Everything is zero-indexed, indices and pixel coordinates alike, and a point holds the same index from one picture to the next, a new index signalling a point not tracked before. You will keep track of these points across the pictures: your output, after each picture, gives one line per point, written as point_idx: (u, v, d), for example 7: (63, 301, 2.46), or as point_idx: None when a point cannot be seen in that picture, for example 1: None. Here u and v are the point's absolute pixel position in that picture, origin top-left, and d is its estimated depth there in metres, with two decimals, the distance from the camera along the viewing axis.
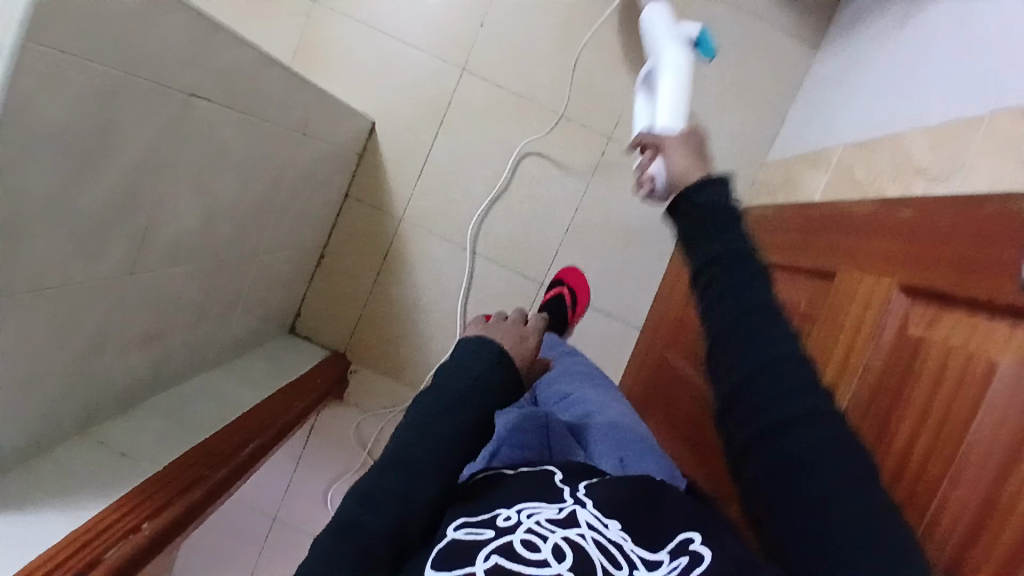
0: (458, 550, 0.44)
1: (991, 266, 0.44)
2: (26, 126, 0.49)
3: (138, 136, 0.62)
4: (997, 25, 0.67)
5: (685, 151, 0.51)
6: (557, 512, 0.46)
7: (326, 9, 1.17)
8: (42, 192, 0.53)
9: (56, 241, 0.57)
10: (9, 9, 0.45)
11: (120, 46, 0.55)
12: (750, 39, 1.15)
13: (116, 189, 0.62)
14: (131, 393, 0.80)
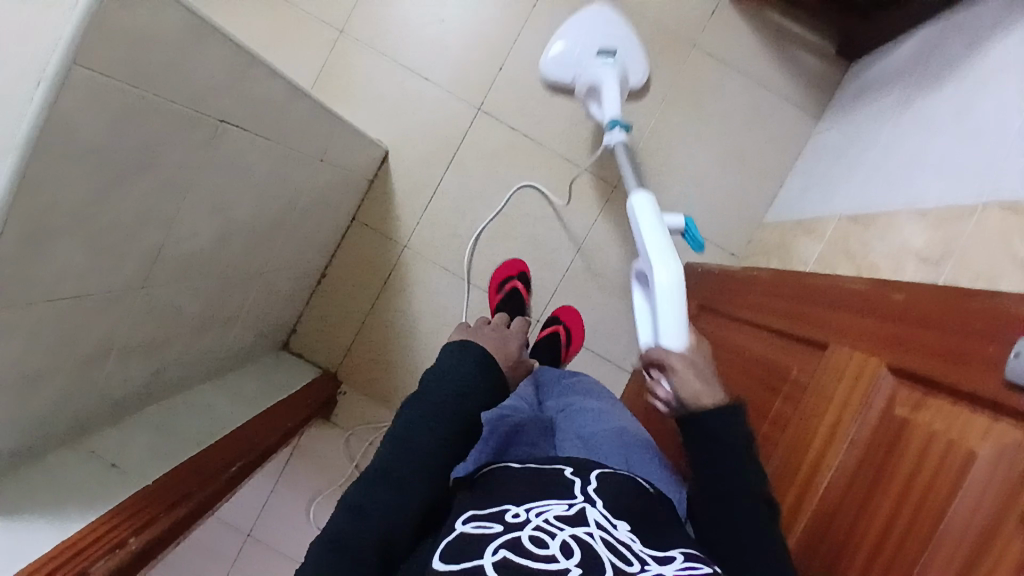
0: (471, 540, 0.51)
1: (976, 358, 0.47)
2: (65, 138, 0.51)
3: (166, 156, 0.64)
4: (995, 121, 0.72)
5: (687, 371, 0.64)
6: (566, 511, 0.55)
7: (352, 41, 1.21)
8: (72, 202, 0.55)
9: (77, 249, 0.59)
10: (59, 32, 0.47)
11: (160, 72, 0.58)
12: (757, 105, 1.19)
13: (140, 205, 0.64)
14: (126, 401, 0.80)
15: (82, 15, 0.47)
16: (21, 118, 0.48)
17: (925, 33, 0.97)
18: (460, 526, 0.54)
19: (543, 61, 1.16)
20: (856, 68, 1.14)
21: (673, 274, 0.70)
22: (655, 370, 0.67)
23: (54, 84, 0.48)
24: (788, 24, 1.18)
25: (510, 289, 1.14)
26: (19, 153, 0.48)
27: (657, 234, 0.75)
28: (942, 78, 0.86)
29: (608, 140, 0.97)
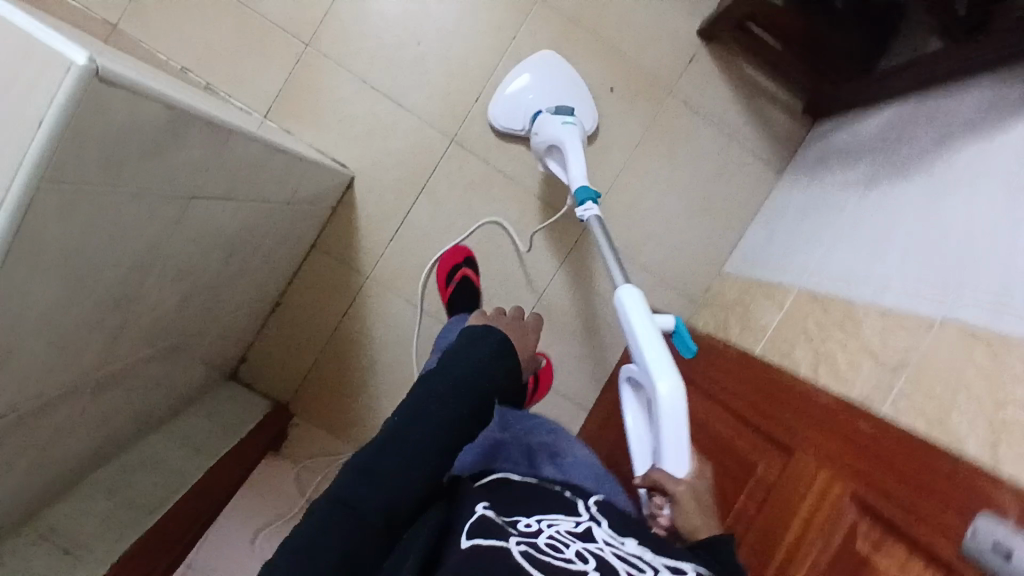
0: (495, 529, 0.58)
1: (935, 521, 0.56)
2: (28, 260, 0.46)
3: (135, 244, 0.60)
4: (953, 236, 0.76)
5: (691, 501, 0.67)
6: (576, 527, 0.62)
7: (320, 56, 1.14)
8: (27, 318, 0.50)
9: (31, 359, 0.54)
10: (24, 153, 0.42)
11: (136, 168, 0.53)
12: (728, 155, 1.21)
13: (105, 297, 0.60)
14: (77, 471, 0.77)
15: (51, 132, 0.42)
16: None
17: (889, 111, 1.00)
18: (481, 514, 0.61)
19: (492, 113, 1.15)
20: (818, 129, 1.17)
21: (676, 395, 0.71)
22: (657, 490, 0.69)
23: (18, 208, 0.43)
24: (761, 79, 1.20)
25: (461, 278, 1.13)
26: None
27: (654, 345, 0.75)
28: (905, 169, 0.90)
29: (585, 214, 0.93)
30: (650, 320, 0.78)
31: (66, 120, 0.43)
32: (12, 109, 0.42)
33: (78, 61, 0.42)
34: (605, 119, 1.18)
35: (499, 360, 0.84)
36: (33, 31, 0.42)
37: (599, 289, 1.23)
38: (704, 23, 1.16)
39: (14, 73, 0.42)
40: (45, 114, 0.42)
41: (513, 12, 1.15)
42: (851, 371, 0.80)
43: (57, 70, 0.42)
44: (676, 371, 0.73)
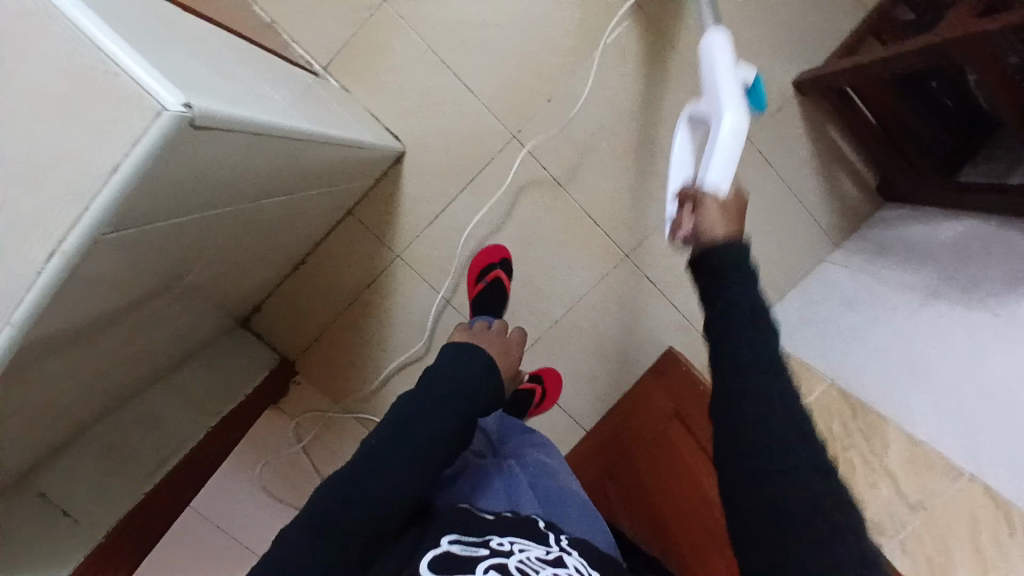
0: (461, 560, 0.57)
1: None
2: (75, 291, 0.43)
3: (179, 246, 0.56)
4: (991, 392, 0.75)
5: (717, 212, 0.59)
6: (546, 555, 0.61)
7: (395, 16, 1.06)
8: (56, 330, 0.48)
9: (49, 355, 0.52)
10: (93, 196, 0.38)
11: (203, 189, 0.49)
12: (788, 213, 1.16)
13: (135, 290, 0.57)
14: (80, 423, 0.76)
15: (125, 180, 0.38)
16: (27, 287, 0.39)
17: (967, 224, 0.97)
18: (447, 547, 0.59)
19: None
20: (887, 215, 1.14)
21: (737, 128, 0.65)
22: (691, 203, 0.63)
23: (76, 253, 0.39)
24: (841, 144, 1.15)
25: (491, 279, 1.07)
26: (19, 324, 0.40)
27: (730, 76, 0.69)
28: (967, 294, 0.87)
29: None
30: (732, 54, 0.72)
31: (142, 171, 0.38)
32: (88, 148, 0.38)
33: (168, 107, 0.37)
34: (674, 151, 1.13)
35: (490, 378, 0.75)
36: (125, 64, 0.37)
37: (628, 320, 1.18)
38: (802, 74, 1.10)
39: (96, 107, 0.37)
40: (121, 161, 0.38)
41: (607, 17, 1.09)
42: (869, 492, 0.86)
43: (143, 113, 0.37)
44: (744, 109, 0.67)
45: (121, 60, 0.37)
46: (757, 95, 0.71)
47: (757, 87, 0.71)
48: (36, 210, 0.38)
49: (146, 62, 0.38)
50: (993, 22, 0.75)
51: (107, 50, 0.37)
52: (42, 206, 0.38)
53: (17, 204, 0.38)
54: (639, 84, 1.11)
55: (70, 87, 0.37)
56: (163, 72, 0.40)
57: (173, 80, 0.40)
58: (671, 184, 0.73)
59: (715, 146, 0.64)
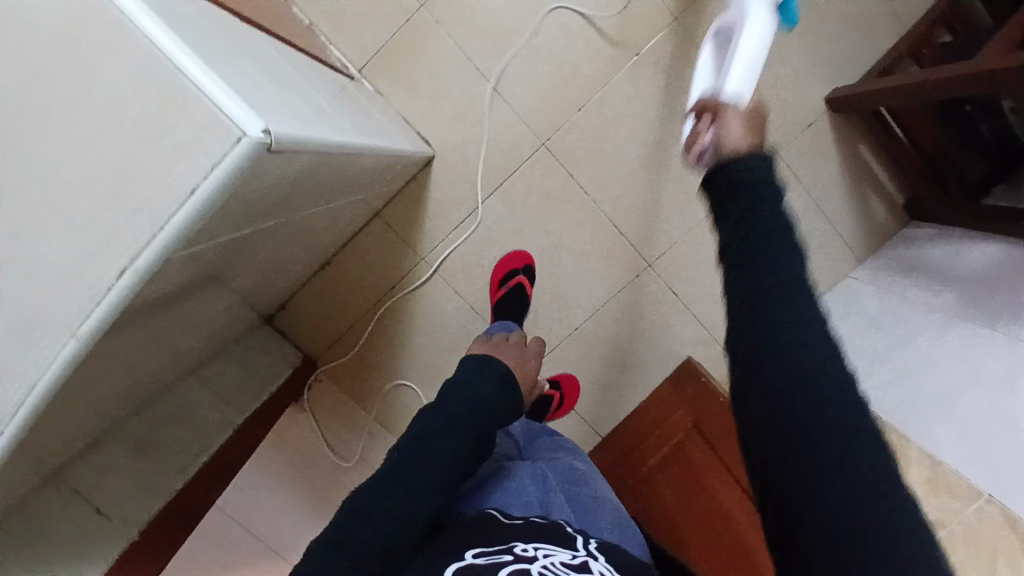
0: (483, 568, 0.53)
1: None
2: (137, 304, 0.44)
3: (225, 253, 0.57)
4: (1009, 422, 0.75)
5: (746, 117, 0.56)
6: (572, 560, 0.56)
7: (431, 21, 1.08)
8: (109, 341, 0.49)
9: (104, 360, 0.54)
10: (165, 218, 0.39)
11: (260, 206, 0.49)
12: (813, 229, 1.16)
13: (177, 295, 0.58)
14: (115, 416, 0.78)
15: (199, 204, 0.39)
16: (94, 302, 0.41)
17: (996, 246, 0.96)
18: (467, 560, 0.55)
19: None
20: (915, 233, 1.14)
21: (760, 52, 0.73)
22: (711, 111, 0.60)
23: (145, 272, 0.40)
24: (872, 162, 1.15)
25: (515, 285, 1.08)
26: (84, 338, 0.41)
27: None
28: (994, 318, 0.87)
29: None
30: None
31: (217, 195, 0.39)
32: (162, 171, 0.39)
33: (249, 134, 0.39)
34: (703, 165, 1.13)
35: (508, 393, 0.75)
36: (209, 90, 0.39)
37: (650, 333, 1.18)
38: (833, 92, 1.10)
39: (177, 130, 0.39)
40: (198, 184, 0.39)
41: (643, 29, 1.09)
42: None
43: (225, 139, 0.38)
44: (772, 20, 0.76)
45: (204, 86, 0.39)
46: (789, 9, 0.80)
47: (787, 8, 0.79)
48: (111, 230, 0.40)
49: (227, 88, 0.40)
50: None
51: (187, 73, 0.39)
52: (117, 225, 0.40)
53: (95, 223, 0.40)
54: (672, 96, 1.11)
55: (150, 111, 0.39)
56: (242, 96, 0.41)
57: (251, 105, 0.41)
58: (693, 91, 0.78)
59: (742, 57, 0.72)
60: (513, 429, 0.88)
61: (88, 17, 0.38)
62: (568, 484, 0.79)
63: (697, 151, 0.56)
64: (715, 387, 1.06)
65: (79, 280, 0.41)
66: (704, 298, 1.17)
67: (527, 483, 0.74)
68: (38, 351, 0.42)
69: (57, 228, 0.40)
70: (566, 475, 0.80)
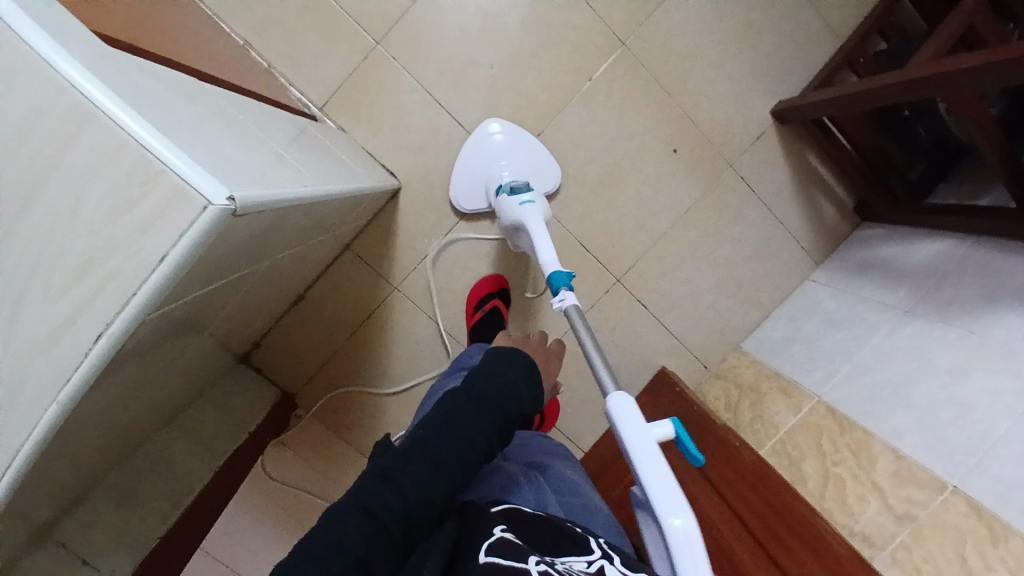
0: (514, 549, 0.59)
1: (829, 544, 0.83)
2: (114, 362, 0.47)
3: (198, 301, 0.58)
4: (969, 409, 0.80)
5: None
6: (589, 570, 0.59)
7: (389, 57, 1.11)
8: (88, 398, 0.50)
9: (82, 418, 0.56)
10: (136, 284, 0.42)
11: (229, 258, 0.52)
12: (771, 235, 1.21)
13: (149, 346, 0.60)
14: (96, 468, 0.79)
15: (169, 269, 0.42)
16: (73, 369, 0.43)
17: (943, 244, 1.01)
18: (501, 537, 0.61)
19: (453, 193, 1.14)
20: (865, 233, 1.19)
21: (681, 513, 0.55)
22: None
23: (120, 335, 0.43)
24: (821, 169, 1.21)
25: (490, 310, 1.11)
26: (64, 400, 0.44)
27: (653, 454, 0.61)
28: (948, 314, 0.91)
29: (560, 304, 0.79)
30: (648, 437, 0.63)
31: (184, 263, 0.42)
32: (138, 242, 0.42)
33: (214, 203, 0.41)
34: (660, 182, 1.17)
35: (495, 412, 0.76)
36: (173, 163, 0.41)
37: (622, 345, 1.21)
38: (779, 105, 1.15)
39: (145, 200, 0.41)
40: (167, 252, 0.42)
41: (596, 55, 1.13)
42: (858, 505, 0.87)
43: (193, 208, 0.41)
44: (684, 497, 0.56)
45: (166, 159, 0.41)
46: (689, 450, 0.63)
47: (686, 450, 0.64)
48: (89, 299, 0.43)
49: (188, 158, 0.42)
50: (956, 64, 0.80)
51: (149, 145, 0.41)
52: (92, 293, 0.42)
53: (71, 293, 0.43)
54: (627, 117, 1.15)
55: (118, 185, 0.41)
56: (204, 164, 0.43)
57: (214, 171, 0.43)
58: None
59: (671, 533, 0.54)
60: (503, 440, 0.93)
61: (53, 96, 0.40)
62: (561, 488, 0.83)
63: None
64: (683, 391, 1.13)
65: (59, 348, 0.43)
66: (672, 308, 1.21)
67: (526, 489, 0.79)
68: (19, 419, 0.44)
69: (40, 299, 0.43)
70: (560, 482, 0.84)
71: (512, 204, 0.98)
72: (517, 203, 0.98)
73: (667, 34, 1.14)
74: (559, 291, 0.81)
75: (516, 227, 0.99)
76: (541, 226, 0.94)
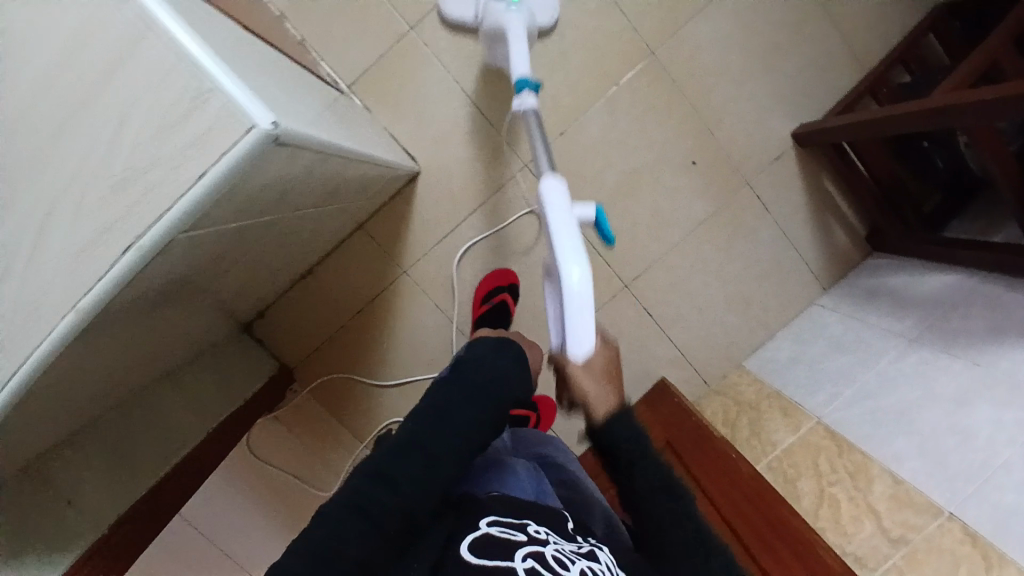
0: (502, 543, 0.63)
1: (813, 548, 0.85)
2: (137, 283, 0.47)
3: (223, 239, 0.58)
4: (966, 438, 0.79)
5: (595, 390, 0.64)
6: (578, 549, 0.66)
7: (420, 44, 1.13)
8: (105, 323, 0.51)
9: (94, 349, 0.56)
10: (173, 200, 0.42)
11: (263, 194, 0.53)
12: (781, 257, 1.21)
13: (168, 289, 0.60)
14: (90, 415, 0.78)
15: (207, 188, 0.42)
16: (98, 278, 0.43)
17: (955, 276, 1.02)
18: (488, 530, 0.64)
19: None
20: (874, 262, 1.20)
21: (582, 270, 0.64)
22: (567, 385, 0.66)
23: (152, 248, 0.43)
24: (836, 195, 1.22)
25: (499, 301, 1.11)
26: (83, 311, 0.44)
27: (572, 230, 0.67)
28: (953, 343, 0.91)
29: (520, 105, 0.81)
30: (572, 212, 0.69)
31: (224, 181, 0.42)
32: (177, 158, 0.42)
33: (258, 126, 0.42)
34: (677, 193, 1.18)
35: (513, 382, 0.75)
36: (223, 82, 0.42)
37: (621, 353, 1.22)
38: (801, 127, 1.17)
39: (193, 116, 0.42)
40: (208, 169, 0.42)
41: (625, 61, 1.15)
42: (853, 525, 0.87)
43: (238, 129, 0.42)
44: (586, 254, 0.65)
45: (217, 78, 0.42)
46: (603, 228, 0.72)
47: (599, 224, 0.71)
48: (125, 211, 0.43)
49: (236, 80, 0.42)
50: (976, 94, 0.82)
51: (203, 67, 0.42)
52: (128, 206, 0.43)
53: (108, 204, 0.43)
54: (650, 125, 1.16)
55: (166, 100, 0.42)
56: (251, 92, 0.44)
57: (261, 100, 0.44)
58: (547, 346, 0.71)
59: (569, 285, 0.64)
60: (505, 433, 0.93)
61: (111, 8, 0.41)
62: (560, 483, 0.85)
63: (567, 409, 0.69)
64: (678, 392, 1.16)
65: (86, 257, 0.43)
66: (677, 320, 1.21)
67: (526, 480, 0.80)
68: (40, 324, 0.45)
69: (76, 207, 0.43)
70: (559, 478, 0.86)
71: (499, 6, 0.97)
72: (505, 8, 0.96)
73: (695, 48, 1.15)
74: (522, 94, 0.82)
75: (497, 32, 0.98)
76: (519, 31, 0.93)
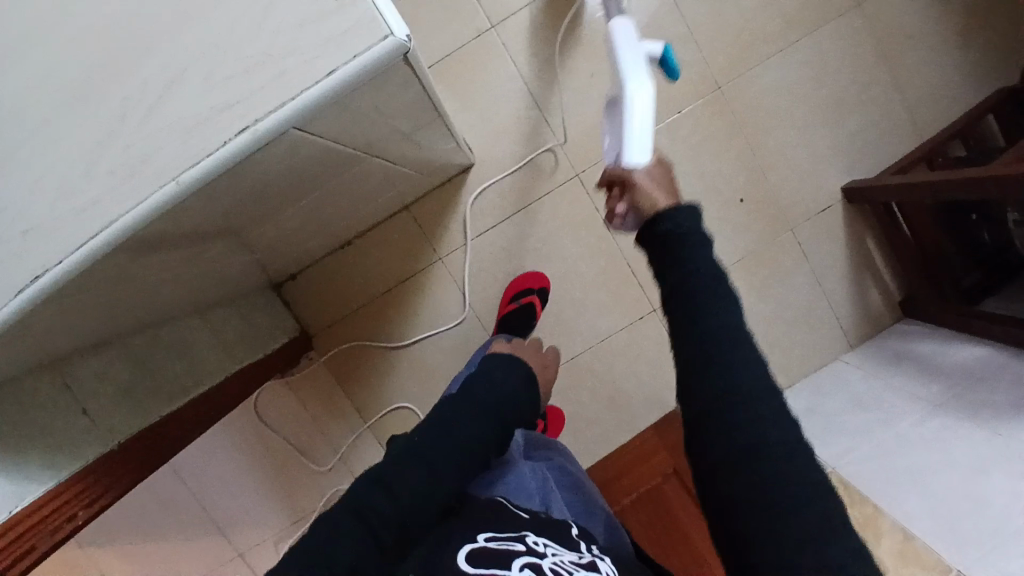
0: (497, 555, 0.58)
1: None
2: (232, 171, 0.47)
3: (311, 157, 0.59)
4: (983, 506, 0.77)
5: (647, 183, 0.62)
6: (580, 559, 0.61)
7: (497, 42, 1.17)
8: (184, 213, 0.52)
9: (159, 245, 0.57)
10: (296, 92, 0.43)
11: (362, 113, 0.55)
12: (811, 307, 1.22)
13: (238, 203, 0.61)
14: (123, 330, 0.79)
15: (333, 86, 0.43)
16: (206, 154, 0.44)
17: (984, 350, 1.01)
18: (484, 544, 0.60)
19: None
20: (903, 327, 1.20)
21: (646, 89, 0.69)
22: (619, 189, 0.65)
23: (265, 135, 0.44)
24: (876, 256, 1.23)
25: (526, 302, 1.12)
26: (184, 184, 0.44)
27: (637, 61, 0.72)
28: (976, 408, 0.90)
29: None
30: (639, 47, 0.74)
31: (350, 83, 0.43)
32: (309, 53, 0.43)
33: (397, 35, 0.43)
34: (720, 227, 1.20)
35: (521, 398, 0.79)
36: None
37: (639, 375, 1.22)
38: (851, 182, 1.18)
39: (333, 18, 0.42)
40: (337, 69, 0.43)
41: (690, 92, 1.18)
42: None
43: (377, 33, 0.42)
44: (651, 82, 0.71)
45: None
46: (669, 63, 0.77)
47: (666, 58, 0.76)
48: (248, 95, 0.43)
49: None
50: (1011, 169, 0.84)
51: None
52: (251, 90, 0.43)
53: (233, 85, 0.43)
54: (704, 155, 1.19)
55: None
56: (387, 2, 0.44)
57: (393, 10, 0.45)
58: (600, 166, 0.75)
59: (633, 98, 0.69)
60: (519, 435, 0.91)
61: None
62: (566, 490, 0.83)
63: (617, 221, 0.64)
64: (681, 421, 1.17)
65: (199, 132, 0.44)
66: None
67: (530, 483, 0.80)
68: (134, 191, 0.45)
69: (199, 83, 0.43)
70: (565, 485, 0.84)
71: None
72: None
73: (760, 90, 1.18)
74: None
75: None
76: None
